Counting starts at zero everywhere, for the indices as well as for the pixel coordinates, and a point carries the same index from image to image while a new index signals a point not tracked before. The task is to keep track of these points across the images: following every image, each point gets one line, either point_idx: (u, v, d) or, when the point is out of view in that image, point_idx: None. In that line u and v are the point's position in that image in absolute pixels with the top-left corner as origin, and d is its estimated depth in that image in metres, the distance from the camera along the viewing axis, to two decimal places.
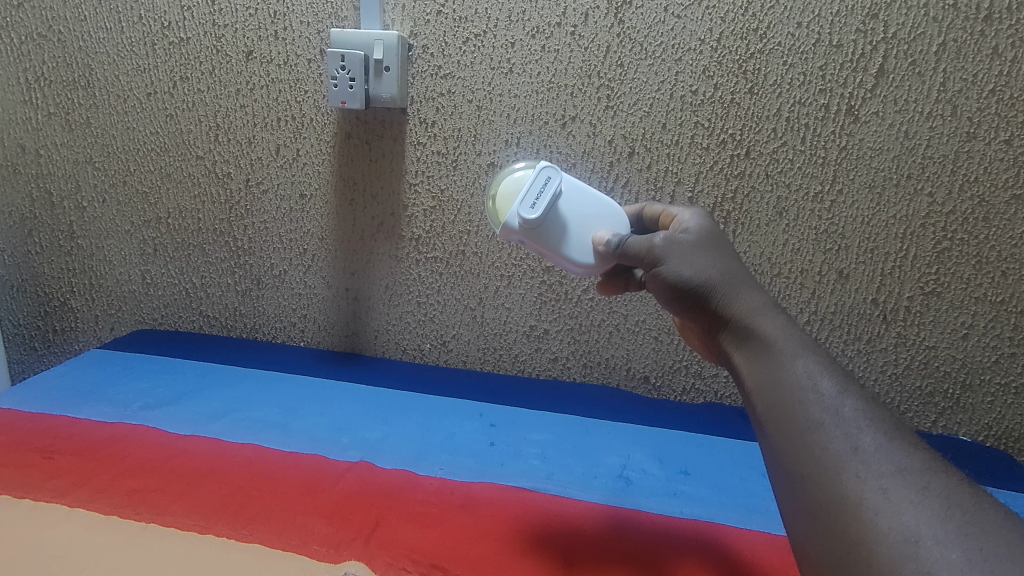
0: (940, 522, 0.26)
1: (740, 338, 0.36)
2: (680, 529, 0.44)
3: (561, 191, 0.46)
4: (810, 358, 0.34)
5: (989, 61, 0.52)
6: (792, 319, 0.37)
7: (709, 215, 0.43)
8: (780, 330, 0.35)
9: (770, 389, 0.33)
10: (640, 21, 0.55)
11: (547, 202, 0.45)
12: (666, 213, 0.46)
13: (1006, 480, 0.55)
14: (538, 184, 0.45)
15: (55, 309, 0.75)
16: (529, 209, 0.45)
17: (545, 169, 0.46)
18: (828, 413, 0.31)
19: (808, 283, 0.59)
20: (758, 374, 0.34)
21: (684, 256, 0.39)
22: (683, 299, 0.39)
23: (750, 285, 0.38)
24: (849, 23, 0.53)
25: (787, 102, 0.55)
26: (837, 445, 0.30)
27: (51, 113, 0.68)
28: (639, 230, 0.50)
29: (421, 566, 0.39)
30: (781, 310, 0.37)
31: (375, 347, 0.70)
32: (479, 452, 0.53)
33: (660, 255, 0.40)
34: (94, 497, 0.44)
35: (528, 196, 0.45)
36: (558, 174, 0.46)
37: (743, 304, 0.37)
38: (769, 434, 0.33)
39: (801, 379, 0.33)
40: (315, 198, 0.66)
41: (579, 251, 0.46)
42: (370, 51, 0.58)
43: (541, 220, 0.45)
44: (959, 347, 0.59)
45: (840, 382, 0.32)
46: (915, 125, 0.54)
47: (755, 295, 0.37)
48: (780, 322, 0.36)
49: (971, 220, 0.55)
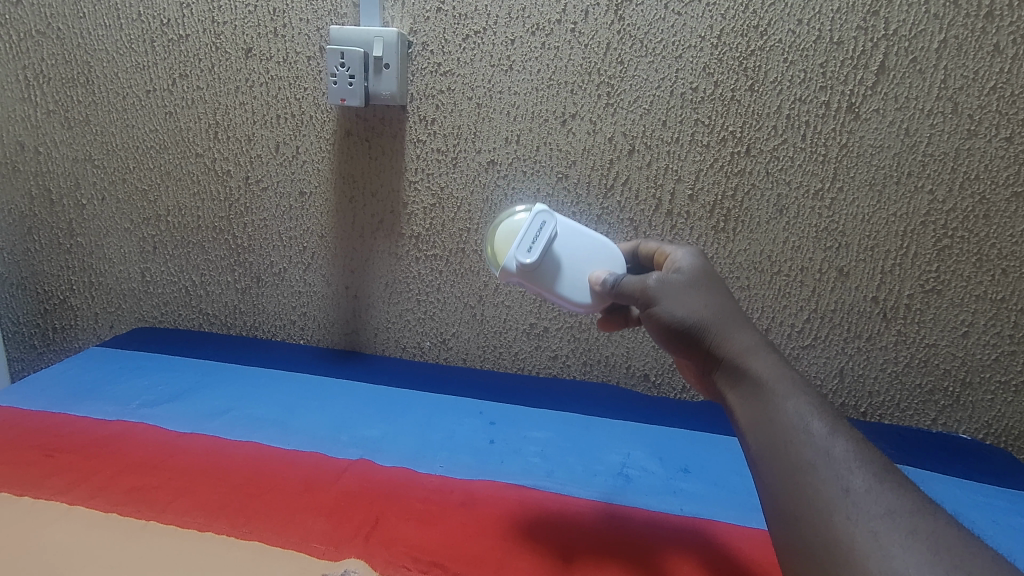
0: (930, 563, 0.25)
1: (733, 378, 0.36)
2: (679, 528, 0.44)
3: (556, 234, 0.46)
4: (802, 399, 0.33)
5: (990, 58, 0.52)
6: (784, 357, 0.36)
7: (702, 254, 0.43)
8: (773, 370, 0.35)
9: (763, 429, 0.33)
10: (640, 18, 0.55)
11: (542, 246, 0.45)
12: (659, 251, 0.45)
13: (1004, 477, 0.55)
14: (533, 229, 0.45)
15: (55, 307, 0.75)
16: (524, 254, 0.45)
17: (539, 213, 0.46)
18: (819, 454, 0.31)
19: (808, 281, 0.59)
20: (751, 414, 0.34)
21: (677, 295, 0.39)
22: (677, 338, 0.39)
23: (743, 323, 0.38)
24: (850, 20, 0.53)
25: (787, 100, 0.55)
26: (828, 487, 0.29)
27: (51, 111, 0.68)
28: (635, 266, 0.49)
29: (421, 565, 0.39)
30: (775, 349, 0.37)
31: (375, 344, 0.70)
32: (479, 449, 0.53)
33: (654, 295, 0.40)
34: (95, 494, 0.44)
35: (523, 240, 0.45)
36: (553, 216, 0.46)
37: (735, 343, 0.37)
38: (763, 475, 0.32)
39: (792, 421, 0.32)
40: (315, 196, 0.65)
41: (577, 291, 0.46)
42: (370, 48, 0.58)
43: (537, 264, 0.46)
44: (959, 344, 0.59)
45: (831, 424, 0.32)
46: (915, 122, 0.54)
47: (747, 334, 0.37)
48: (773, 361, 0.36)
49: (971, 218, 0.55)
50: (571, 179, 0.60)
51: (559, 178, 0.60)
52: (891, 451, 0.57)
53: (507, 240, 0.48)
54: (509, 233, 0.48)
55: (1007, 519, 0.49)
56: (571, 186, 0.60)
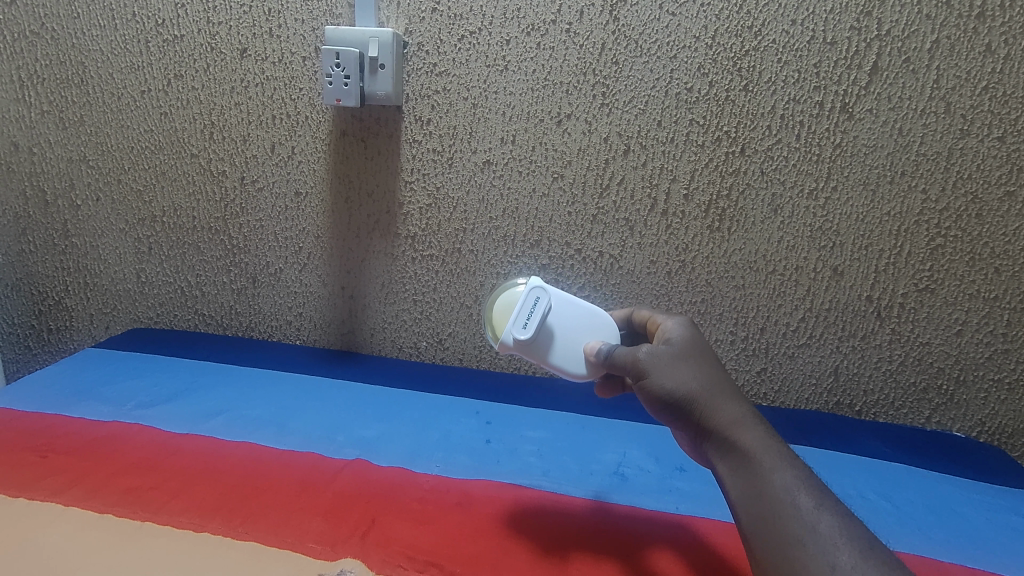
0: None
1: (723, 450, 0.36)
2: (674, 527, 0.44)
3: (550, 308, 0.48)
4: (788, 472, 0.35)
5: (983, 58, 0.52)
6: (769, 429, 0.37)
7: (690, 325, 0.44)
8: (760, 443, 0.36)
9: (754, 503, 0.34)
10: (635, 18, 0.56)
11: (538, 320, 0.47)
12: (653, 320, 0.47)
13: (998, 475, 0.56)
14: (528, 304, 0.47)
15: (50, 309, 0.74)
16: (521, 329, 0.47)
17: (533, 288, 0.47)
18: (806, 529, 0.32)
19: (803, 280, 0.60)
20: (741, 488, 0.35)
21: (667, 367, 0.39)
22: (666, 409, 0.39)
23: (730, 395, 0.39)
24: (843, 20, 0.53)
25: (782, 100, 0.55)
26: (816, 563, 0.30)
27: (44, 111, 0.68)
28: (629, 332, 0.50)
29: (418, 564, 0.39)
30: (759, 420, 0.38)
31: (371, 345, 0.70)
32: (475, 449, 0.53)
33: (645, 367, 0.40)
34: (89, 496, 0.44)
35: (518, 315, 0.47)
36: (548, 290, 0.48)
37: (724, 415, 0.37)
38: (754, 547, 0.33)
39: (780, 494, 0.33)
40: (311, 196, 0.65)
41: (574, 363, 0.47)
42: (365, 49, 0.58)
43: (535, 337, 0.47)
44: (953, 343, 0.59)
45: (815, 498, 0.33)
46: (909, 122, 0.54)
47: (734, 407, 0.38)
48: (760, 434, 0.37)
49: (964, 217, 0.56)
50: (567, 179, 0.60)
51: (555, 178, 0.61)
52: (886, 449, 0.58)
53: (506, 313, 0.50)
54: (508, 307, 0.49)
55: (1001, 516, 0.49)
56: (566, 186, 0.61)
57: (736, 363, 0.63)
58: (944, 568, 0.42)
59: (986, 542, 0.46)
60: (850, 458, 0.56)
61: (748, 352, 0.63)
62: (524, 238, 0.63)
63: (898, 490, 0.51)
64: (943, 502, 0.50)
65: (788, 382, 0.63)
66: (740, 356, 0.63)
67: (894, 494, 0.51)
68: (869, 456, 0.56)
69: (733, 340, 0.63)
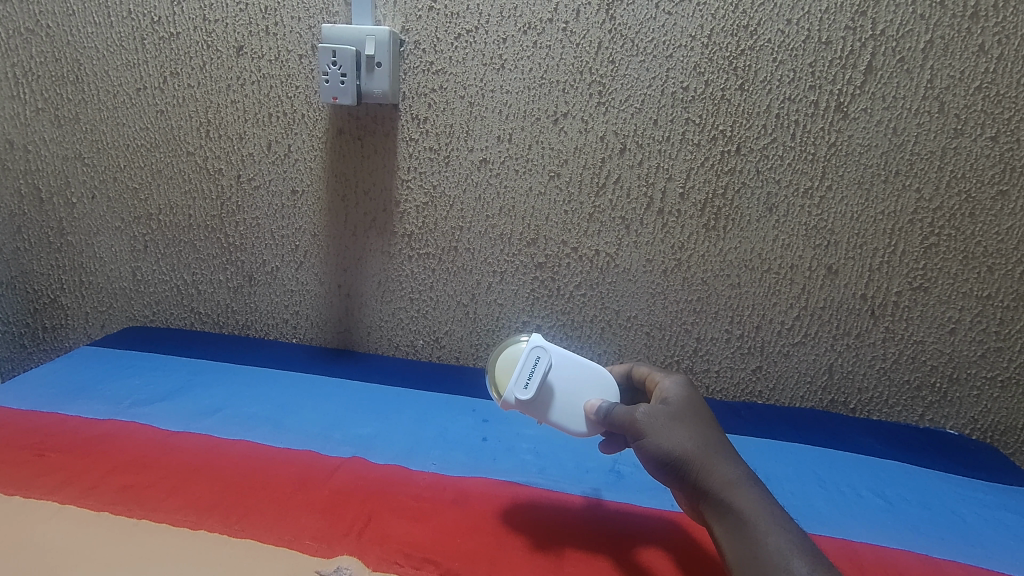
0: None
1: (719, 511, 0.36)
2: (669, 524, 0.45)
3: (550, 367, 0.46)
4: (784, 535, 0.35)
5: (976, 58, 0.52)
6: (765, 491, 0.38)
7: (688, 384, 0.44)
8: (756, 506, 0.36)
9: (750, 566, 0.34)
10: (631, 17, 0.56)
11: (539, 380, 0.45)
12: (649, 378, 0.47)
13: (990, 471, 0.56)
14: (529, 364, 0.46)
15: (45, 306, 0.74)
16: (522, 390, 0.45)
17: (534, 346, 0.46)
18: None
19: (798, 278, 0.60)
20: (737, 551, 0.35)
21: (664, 428, 0.40)
22: (663, 470, 0.39)
23: (726, 456, 0.39)
24: (838, 20, 0.53)
25: (777, 99, 0.56)
26: None
27: (39, 109, 0.67)
28: (627, 389, 0.50)
29: (415, 561, 0.40)
30: (755, 481, 0.38)
31: (368, 343, 0.70)
32: (472, 447, 0.53)
33: (642, 428, 0.40)
34: (86, 493, 0.44)
35: (518, 375, 0.46)
36: (547, 349, 0.47)
37: (720, 477, 0.37)
38: None
39: (776, 558, 0.33)
40: (307, 194, 0.65)
41: (574, 423, 0.46)
42: (361, 47, 0.58)
43: (535, 397, 0.46)
44: (946, 341, 0.59)
45: (810, 563, 0.33)
46: (903, 121, 0.55)
47: (730, 469, 0.38)
48: (756, 495, 0.37)
49: (958, 216, 0.56)
50: (564, 177, 0.61)
51: (552, 177, 0.61)
52: (880, 446, 0.58)
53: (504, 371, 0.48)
54: (507, 363, 0.47)
55: (992, 512, 0.50)
56: (563, 185, 0.61)
57: (731, 361, 0.64)
58: (939, 565, 0.42)
59: (979, 539, 0.46)
60: (844, 454, 0.56)
61: (743, 350, 0.63)
62: (521, 237, 0.63)
63: (891, 487, 0.52)
64: (936, 499, 0.51)
65: (783, 380, 0.64)
66: (735, 354, 0.63)
67: (888, 490, 0.51)
68: (863, 453, 0.57)
69: (729, 338, 0.63)
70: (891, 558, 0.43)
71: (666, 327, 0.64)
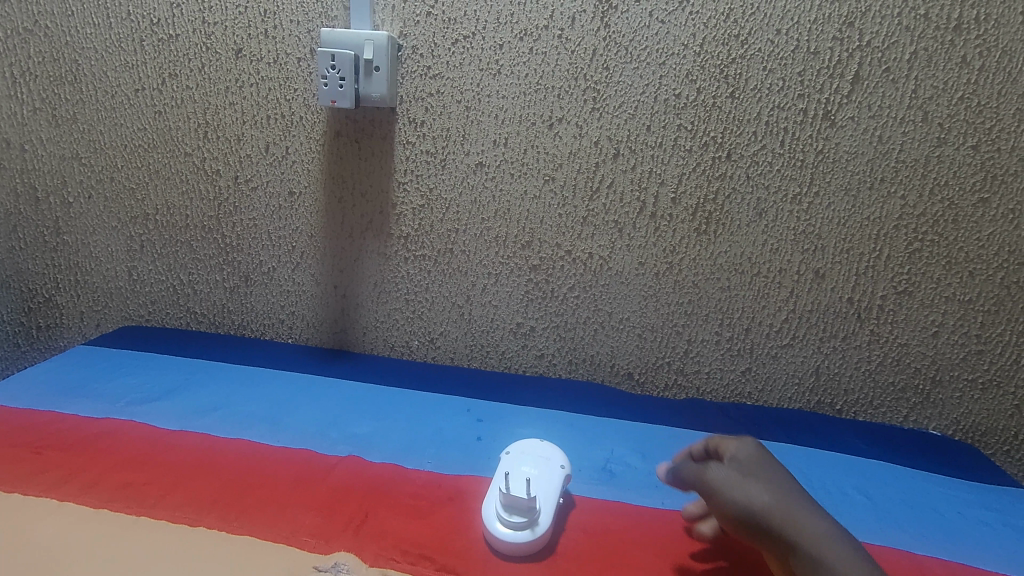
0: None
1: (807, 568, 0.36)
2: (658, 522, 0.45)
3: (541, 459, 0.48)
4: None
5: (959, 69, 0.54)
6: (854, 546, 0.37)
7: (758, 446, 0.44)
8: (844, 561, 0.35)
9: None
10: (625, 25, 0.57)
11: (524, 458, 0.48)
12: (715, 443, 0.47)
13: (970, 470, 0.58)
14: (534, 451, 0.49)
15: (40, 305, 0.74)
16: (510, 456, 0.48)
17: (546, 445, 0.50)
18: None
19: (787, 282, 0.61)
20: None
21: (740, 486, 0.40)
22: (745, 527, 0.39)
23: (809, 513, 0.38)
24: (826, 31, 0.55)
25: (767, 107, 0.57)
26: None
27: (37, 108, 0.68)
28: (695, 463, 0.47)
29: (411, 557, 0.40)
30: (842, 537, 0.37)
31: (363, 343, 0.71)
32: (466, 446, 0.54)
33: (719, 488, 0.41)
34: (84, 491, 0.44)
35: (513, 449, 0.49)
36: (552, 454, 0.49)
37: (807, 531, 0.37)
38: None
39: None
40: (305, 196, 0.66)
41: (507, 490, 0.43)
42: (360, 51, 0.59)
43: (508, 465, 0.47)
44: (929, 344, 0.61)
45: None
46: (888, 130, 0.56)
47: (814, 525, 0.37)
48: (844, 550, 0.36)
49: (941, 222, 0.57)
50: (558, 181, 0.62)
51: (546, 181, 0.62)
52: (864, 446, 0.59)
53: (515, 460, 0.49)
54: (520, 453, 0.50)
55: (971, 510, 0.51)
56: (557, 189, 0.62)
57: (721, 362, 0.65)
58: (919, 561, 0.44)
59: (958, 536, 0.47)
60: (830, 454, 0.57)
61: (733, 352, 0.64)
62: (516, 239, 0.64)
63: (876, 486, 0.53)
64: (917, 497, 0.52)
65: (771, 381, 0.65)
66: (725, 356, 0.65)
67: (871, 489, 0.52)
68: (848, 452, 0.58)
69: (718, 340, 0.64)
70: (872, 554, 0.44)
71: (658, 328, 0.65)
